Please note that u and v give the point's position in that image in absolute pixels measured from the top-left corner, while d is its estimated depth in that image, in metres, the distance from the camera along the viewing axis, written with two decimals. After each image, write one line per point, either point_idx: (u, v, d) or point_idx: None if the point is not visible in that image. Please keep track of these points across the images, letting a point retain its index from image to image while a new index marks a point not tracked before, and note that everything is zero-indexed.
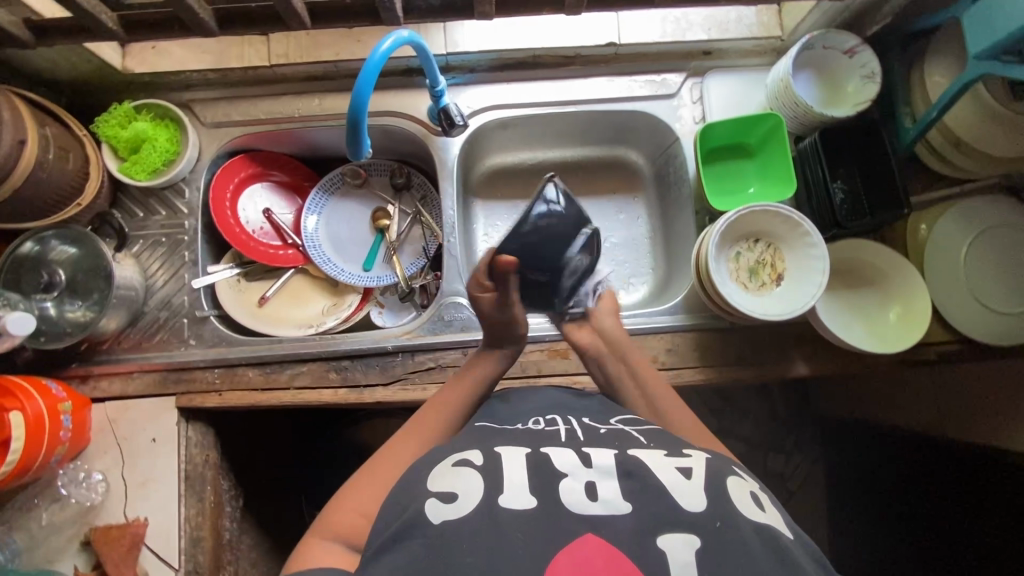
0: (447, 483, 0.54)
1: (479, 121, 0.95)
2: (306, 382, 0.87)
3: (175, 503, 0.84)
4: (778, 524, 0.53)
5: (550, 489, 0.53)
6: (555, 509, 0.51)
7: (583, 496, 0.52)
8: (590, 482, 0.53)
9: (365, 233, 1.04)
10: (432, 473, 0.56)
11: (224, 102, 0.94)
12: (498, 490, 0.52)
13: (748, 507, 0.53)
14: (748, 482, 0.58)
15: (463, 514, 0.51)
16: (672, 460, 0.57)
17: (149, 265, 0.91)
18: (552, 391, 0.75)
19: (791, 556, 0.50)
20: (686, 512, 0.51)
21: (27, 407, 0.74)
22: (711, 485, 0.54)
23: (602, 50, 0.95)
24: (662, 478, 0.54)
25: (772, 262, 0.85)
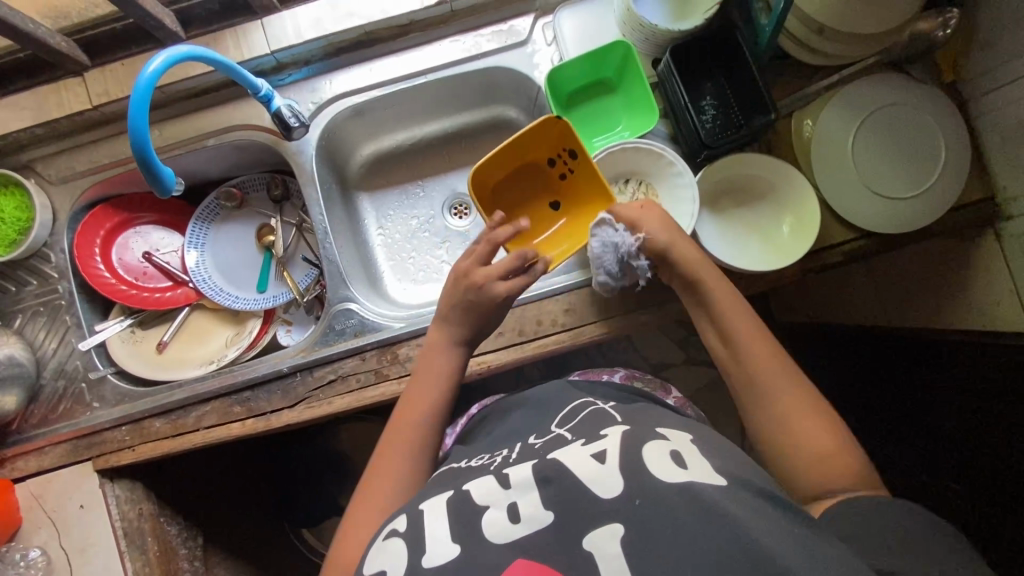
0: (378, 561, 0.54)
1: (327, 116, 0.90)
2: (214, 420, 0.86)
3: (117, 563, 0.85)
4: (705, 476, 0.51)
5: (473, 529, 0.53)
6: (478, 545, 0.51)
7: (506, 522, 0.52)
8: (511, 504, 0.54)
9: (253, 254, 1.02)
10: (366, 556, 0.56)
11: (64, 155, 0.90)
12: (421, 551, 0.52)
13: (666, 470, 0.51)
14: (673, 442, 0.56)
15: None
16: (591, 448, 0.56)
17: (35, 337, 0.89)
18: (520, 413, 0.75)
19: (719, 505, 0.47)
20: (601, 502, 0.50)
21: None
22: (625, 462, 0.53)
23: (436, 11, 0.87)
24: (578, 475, 0.53)
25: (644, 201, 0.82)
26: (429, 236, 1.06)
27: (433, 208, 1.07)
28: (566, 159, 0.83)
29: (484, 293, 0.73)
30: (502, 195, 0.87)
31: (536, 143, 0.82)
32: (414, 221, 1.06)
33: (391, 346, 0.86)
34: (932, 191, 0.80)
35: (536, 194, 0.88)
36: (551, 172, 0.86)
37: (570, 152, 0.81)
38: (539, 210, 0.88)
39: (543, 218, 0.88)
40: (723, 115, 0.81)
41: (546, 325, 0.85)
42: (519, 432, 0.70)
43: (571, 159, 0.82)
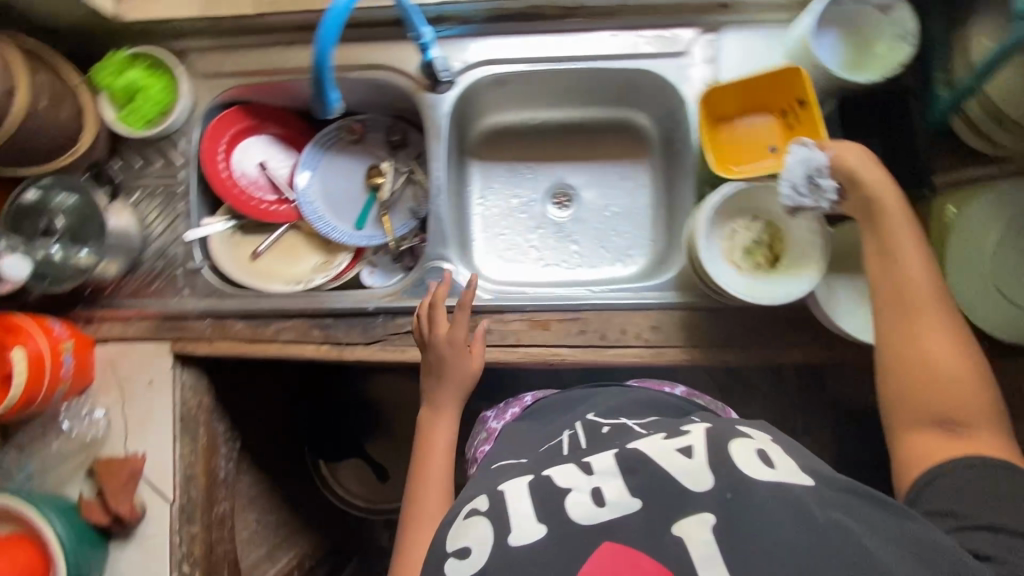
0: (460, 537, 0.57)
1: (472, 77, 0.91)
2: (292, 337, 0.89)
3: (170, 443, 0.90)
4: (794, 477, 0.53)
5: (555, 508, 0.54)
6: (563, 525, 0.53)
7: (590, 504, 0.54)
8: (595, 488, 0.55)
9: (358, 190, 1.04)
10: (448, 534, 0.58)
11: (217, 52, 0.93)
12: (506, 530, 0.54)
13: (754, 466, 0.53)
14: (756, 439, 0.57)
15: (480, 565, 0.53)
16: (671, 442, 0.58)
17: (147, 214, 0.93)
18: (557, 398, 0.81)
19: (809, 504, 0.50)
20: (692, 493, 0.52)
21: (31, 349, 0.79)
22: (713, 457, 0.54)
23: (608, 2, 0.87)
24: (664, 465, 0.54)
25: (770, 243, 0.80)
26: (524, 218, 1.07)
27: (536, 192, 1.07)
28: (794, 110, 0.79)
29: (455, 364, 0.80)
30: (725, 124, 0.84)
31: (768, 85, 0.79)
32: (515, 200, 1.07)
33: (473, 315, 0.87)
34: None
35: (760, 137, 0.83)
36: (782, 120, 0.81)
37: (801, 102, 0.77)
38: (756, 149, 0.83)
39: (746, 152, 0.83)
40: None
41: (629, 336, 0.85)
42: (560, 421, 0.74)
43: (801, 111, 0.78)
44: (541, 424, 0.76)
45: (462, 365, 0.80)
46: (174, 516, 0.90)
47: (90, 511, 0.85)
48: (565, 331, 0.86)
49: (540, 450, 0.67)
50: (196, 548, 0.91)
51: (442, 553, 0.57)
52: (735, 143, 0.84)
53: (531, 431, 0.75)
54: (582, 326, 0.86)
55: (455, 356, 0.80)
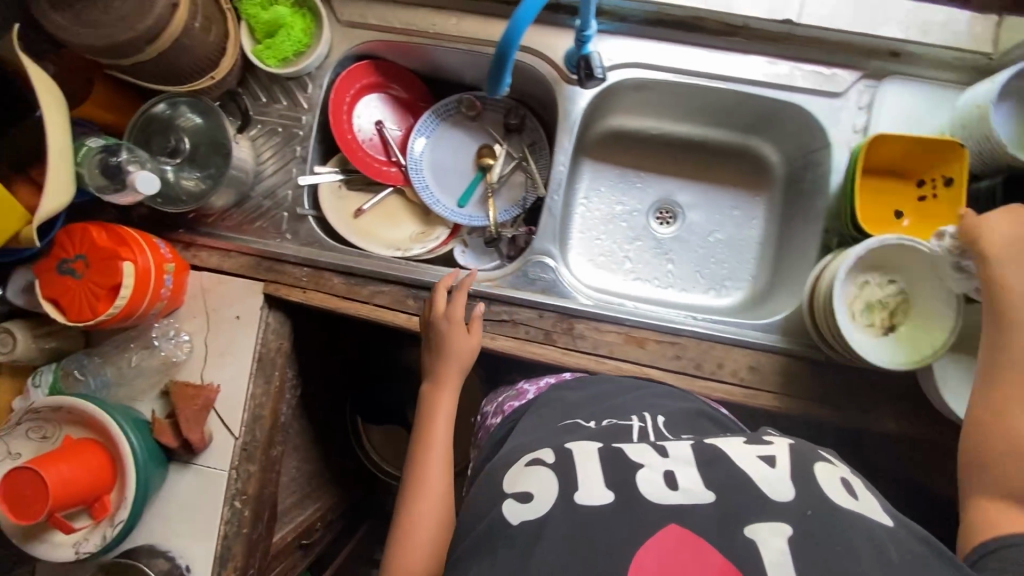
0: (522, 483, 0.57)
1: (617, 77, 0.88)
2: (385, 302, 0.88)
3: (245, 380, 0.90)
4: (874, 513, 0.51)
5: (625, 482, 0.53)
6: (632, 497, 0.51)
7: (663, 485, 0.52)
8: (668, 471, 0.54)
9: (466, 167, 1.03)
10: (507, 475, 0.59)
11: (363, 2, 0.91)
12: (575, 488, 0.53)
13: (838, 492, 0.52)
14: (838, 468, 0.56)
15: (541, 513, 0.52)
16: (752, 449, 0.57)
17: (262, 151, 0.92)
18: (618, 383, 0.77)
19: (886, 539, 0.48)
20: (773, 501, 0.50)
21: (139, 263, 0.79)
22: (797, 473, 0.53)
23: (773, 27, 0.83)
24: (742, 465, 0.53)
25: (894, 309, 0.76)
26: (624, 227, 1.05)
27: (642, 203, 1.05)
28: (937, 184, 0.79)
29: (452, 340, 0.81)
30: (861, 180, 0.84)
31: (917, 154, 0.79)
32: (618, 207, 1.05)
33: (571, 318, 0.86)
34: None
35: (889, 198, 0.84)
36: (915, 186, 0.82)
37: (948, 179, 0.78)
38: (884, 211, 0.83)
39: (873, 211, 0.84)
40: None
41: (724, 371, 0.83)
42: (622, 401, 0.71)
43: (945, 184, 0.78)
44: (599, 396, 0.74)
45: (454, 347, 0.81)
46: (236, 453, 0.90)
47: (161, 430, 0.86)
48: (660, 353, 0.84)
49: (603, 424, 0.66)
50: (249, 487, 0.91)
51: (500, 495, 0.57)
52: (864, 201, 0.84)
53: (582, 399, 0.73)
54: (678, 352, 0.84)
55: (454, 335, 0.81)
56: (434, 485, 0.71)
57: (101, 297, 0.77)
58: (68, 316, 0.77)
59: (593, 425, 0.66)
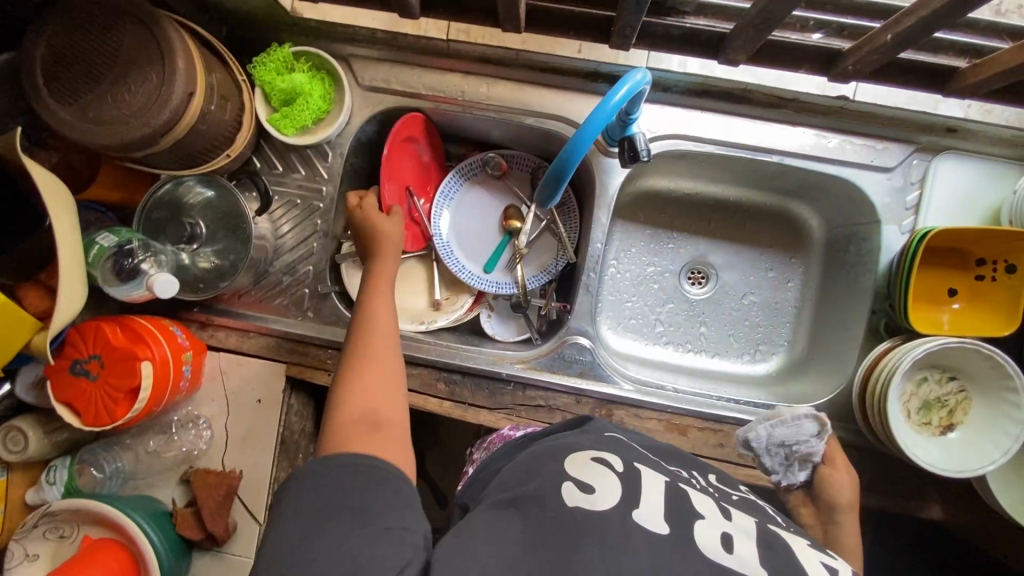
0: (587, 474, 0.53)
1: (658, 148, 0.83)
2: (415, 386, 0.84)
3: (269, 465, 0.87)
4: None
5: (686, 525, 0.50)
6: (688, 543, 0.48)
7: (719, 545, 0.49)
8: (727, 533, 0.50)
9: (492, 230, 0.98)
10: (566, 458, 0.56)
11: (386, 65, 0.85)
12: (635, 504, 0.50)
13: None
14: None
15: (599, 507, 0.49)
16: (816, 554, 0.52)
17: (280, 224, 0.87)
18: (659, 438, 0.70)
19: None
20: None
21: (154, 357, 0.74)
22: None
23: (825, 101, 0.79)
24: (804, 562, 0.49)
25: (953, 408, 0.73)
26: (655, 288, 1.00)
27: (674, 264, 1.00)
28: (997, 268, 0.74)
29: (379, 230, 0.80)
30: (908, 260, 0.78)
31: (977, 238, 0.73)
32: (650, 268, 1.00)
33: (610, 404, 0.82)
34: None
35: (937, 278, 0.77)
36: (969, 268, 0.76)
37: (1009, 266, 0.73)
38: (930, 293, 0.78)
39: (921, 295, 0.78)
40: None
41: None
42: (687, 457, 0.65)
43: (1002, 272, 0.73)
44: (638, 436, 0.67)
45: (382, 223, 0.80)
46: (261, 539, 0.87)
47: (183, 523, 0.83)
48: (703, 440, 0.81)
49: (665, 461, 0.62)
50: None
51: (562, 472, 0.53)
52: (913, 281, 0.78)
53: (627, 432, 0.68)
54: (721, 439, 0.81)
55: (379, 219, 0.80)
56: (382, 312, 0.70)
57: (119, 400, 0.72)
58: (80, 416, 0.73)
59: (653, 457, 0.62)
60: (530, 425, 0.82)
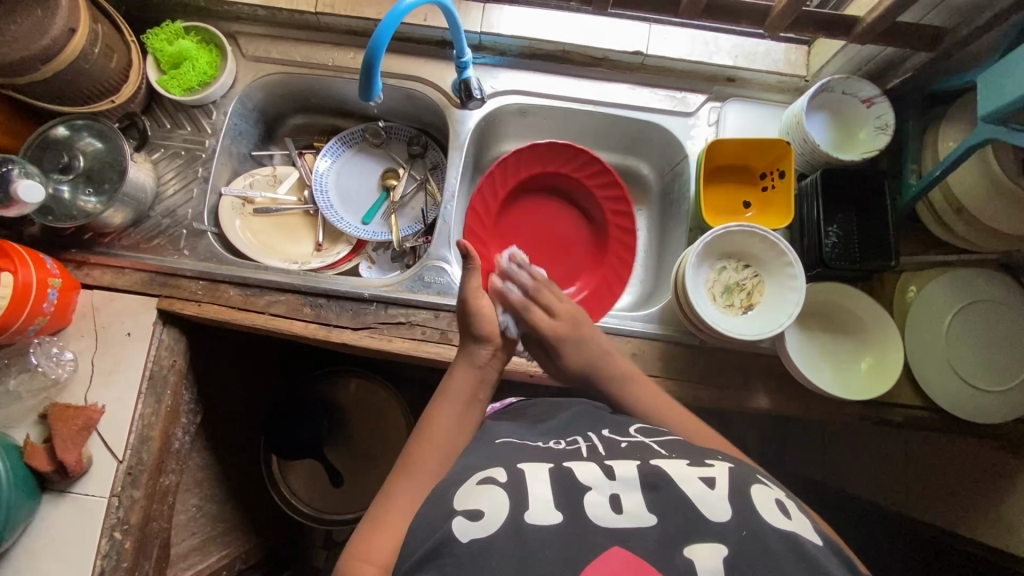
0: (474, 501, 0.56)
1: (498, 102, 0.98)
2: (281, 311, 0.90)
3: (134, 398, 0.87)
4: (805, 531, 0.55)
5: (573, 501, 0.55)
6: (582, 523, 0.53)
7: (608, 509, 0.54)
8: (614, 495, 0.56)
9: (371, 190, 1.08)
10: (456, 493, 0.58)
11: (266, 39, 0.99)
12: (524, 506, 0.54)
13: (773, 514, 0.55)
14: (774, 489, 0.59)
15: (490, 531, 0.53)
16: (695, 470, 0.60)
17: (164, 173, 0.96)
18: (555, 406, 0.78)
19: (817, 558, 0.52)
20: (710, 522, 0.53)
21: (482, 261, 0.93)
22: (733, 494, 0.56)
23: (628, 58, 0.97)
24: (691, 496, 0.55)
25: (750, 291, 0.84)
26: None
27: None
28: (774, 177, 0.89)
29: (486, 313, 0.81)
30: (709, 178, 0.93)
31: (754, 153, 0.89)
32: None
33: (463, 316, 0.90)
34: (1009, 393, 0.84)
35: (733, 192, 0.93)
36: (755, 181, 0.92)
37: (781, 173, 0.87)
38: (731, 203, 0.93)
39: (724, 204, 0.93)
40: (843, 245, 0.84)
41: None
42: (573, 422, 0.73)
43: (778, 179, 0.88)
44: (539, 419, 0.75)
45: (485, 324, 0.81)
46: (119, 477, 0.85)
47: (34, 454, 0.81)
48: (549, 345, 0.89)
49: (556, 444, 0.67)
50: (133, 516, 0.86)
51: (450, 509, 0.56)
52: (714, 196, 0.93)
53: (523, 426, 0.73)
54: None
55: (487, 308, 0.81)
56: (446, 421, 0.73)
57: None
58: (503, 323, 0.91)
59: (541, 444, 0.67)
60: (389, 339, 0.88)
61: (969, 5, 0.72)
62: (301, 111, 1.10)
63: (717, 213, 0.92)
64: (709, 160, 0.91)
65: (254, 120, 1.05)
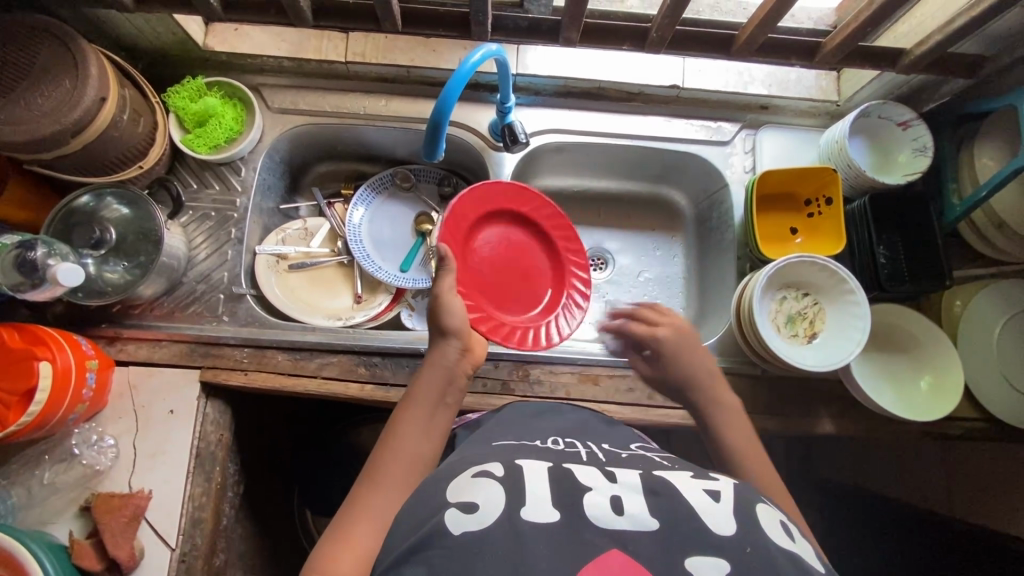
0: (468, 493, 0.53)
1: (538, 141, 0.97)
2: (334, 374, 0.86)
3: (182, 479, 0.82)
4: (808, 556, 0.51)
5: (574, 503, 0.52)
6: (581, 522, 0.50)
7: (609, 510, 0.51)
8: (615, 496, 0.53)
9: (405, 235, 1.05)
10: (450, 485, 0.56)
11: (293, 90, 0.95)
12: (522, 501, 0.51)
13: (778, 534, 0.51)
14: (779, 512, 0.56)
15: (485, 525, 0.49)
16: (700, 483, 0.57)
17: (194, 236, 0.91)
18: (583, 414, 0.78)
19: None
20: (716, 535, 0.49)
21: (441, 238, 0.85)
22: (738, 509, 0.53)
23: (665, 92, 0.97)
24: (690, 500, 0.53)
25: (812, 319, 0.85)
26: None
27: None
28: (820, 204, 0.90)
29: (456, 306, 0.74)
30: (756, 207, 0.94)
31: (800, 181, 0.90)
32: None
33: (525, 364, 0.88)
34: None
35: (780, 219, 0.94)
36: (800, 208, 0.93)
37: (827, 199, 0.88)
38: (777, 230, 0.93)
39: (772, 232, 0.93)
40: (894, 264, 0.87)
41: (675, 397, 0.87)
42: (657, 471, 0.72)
43: (824, 205, 0.89)
44: (538, 415, 0.76)
45: (452, 318, 0.73)
46: (173, 566, 0.80)
47: (82, 554, 0.75)
48: (614, 387, 0.88)
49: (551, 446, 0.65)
50: None
51: (444, 502, 0.54)
52: (761, 224, 0.93)
53: (512, 428, 0.71)
54: (630, 384, 0.88)
55: (452, 301, 0.74)
56: (413, 423, 0.67)
57: (12, 405, 0.70)
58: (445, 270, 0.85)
59: (538, 444, 0.65)
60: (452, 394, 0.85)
61: (1009, 33, 0.75)
62: (322, 160, 1.07)
63: (767, 241, 0.93)
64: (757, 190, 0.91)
65: (281, 172, 1.01)
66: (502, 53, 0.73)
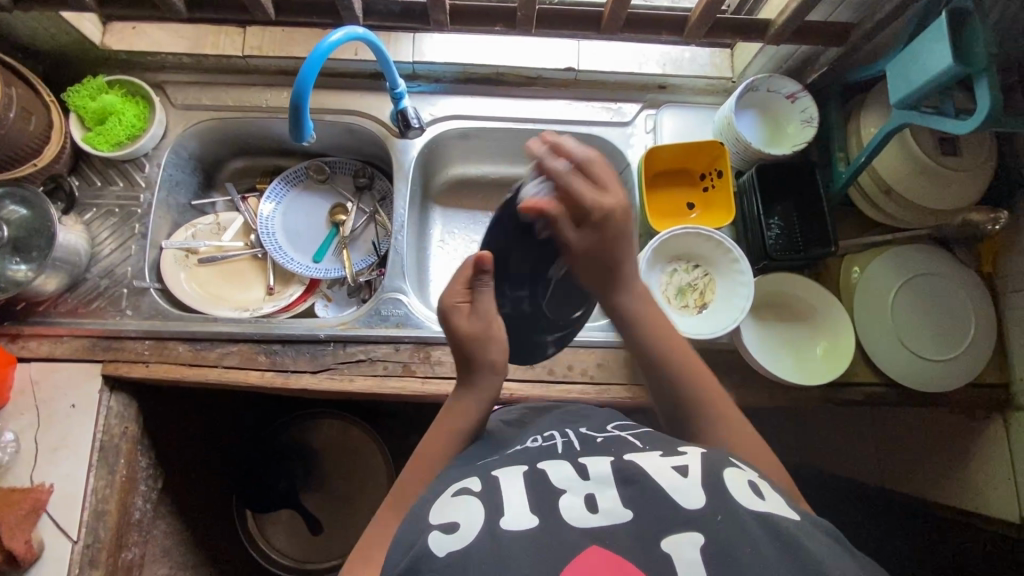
0: (449, 513, 0.50)
1: (437, 128, 0.98)
2: (235, 363, 0.87)
3: (84, 472, 0.83)
4: (782, 509, 0.49)
5: (550, 507, 0.49)
6: (556, 523, 0.47)
7: (583, 510, 0.48)
8: (589, 493, 0.50)
9: (320, 226, 1.06)
10: (433, 505, 0.52)
11: (196, 86, 0.97)
12: (500, 514, 0.48)
13: (746, 495, 0.49)
14: (748, 470, 0.54)
15: (466, 541, 0.46)
16: (665, 458, 0.54)
17: (98, 233, 0.92)
18: None
19: (798, 541, 0.46)
20: (686, 510, 0.47)
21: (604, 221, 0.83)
22: (705, 480, 0.50)
23: (560, 74, 0.99)
24: (658, 479, 0.50)
25: (702, 290, 0.86)
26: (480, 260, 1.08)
27: None
28: (713, 177, 0.91)
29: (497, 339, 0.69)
30: (652, 184, 0.95)
31: (693, 156, 0.91)
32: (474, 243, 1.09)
33: (427, 346, 0.88)
34: (958, 359, 0.87)
35: (678, 195, 0.95)
36: (697, 184, 0.94)
37: (719, 172, 0.90)
38: (675, 206, 0.95)
39: (669, 208, 0.95)
40: (786, 235, 0.88)
41: (575, 372, 0.88)
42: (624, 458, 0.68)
43: (716, 178, 0.91)
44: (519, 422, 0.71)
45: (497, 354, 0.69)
46: (76, 556, 0.80)
47: None
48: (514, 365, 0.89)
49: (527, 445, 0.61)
50: None
51: (426, 525, 0.50)
52: (658, 201, 0.95)
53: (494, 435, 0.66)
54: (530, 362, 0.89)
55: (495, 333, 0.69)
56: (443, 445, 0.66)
57: None
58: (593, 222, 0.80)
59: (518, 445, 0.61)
60: (351, 378, 0.86)
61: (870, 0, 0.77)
62: (235, 156, 1.08)
63: (664, 216, 0.94)
64: (650, 167, 0.93)
65: (191, 168, 1.02)
66: (363, 32, 0.72)
